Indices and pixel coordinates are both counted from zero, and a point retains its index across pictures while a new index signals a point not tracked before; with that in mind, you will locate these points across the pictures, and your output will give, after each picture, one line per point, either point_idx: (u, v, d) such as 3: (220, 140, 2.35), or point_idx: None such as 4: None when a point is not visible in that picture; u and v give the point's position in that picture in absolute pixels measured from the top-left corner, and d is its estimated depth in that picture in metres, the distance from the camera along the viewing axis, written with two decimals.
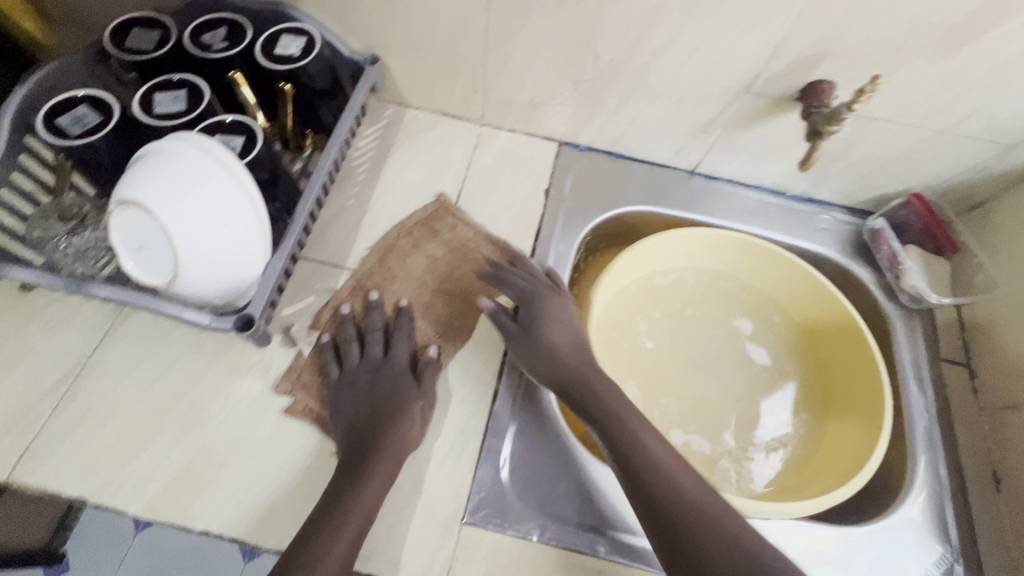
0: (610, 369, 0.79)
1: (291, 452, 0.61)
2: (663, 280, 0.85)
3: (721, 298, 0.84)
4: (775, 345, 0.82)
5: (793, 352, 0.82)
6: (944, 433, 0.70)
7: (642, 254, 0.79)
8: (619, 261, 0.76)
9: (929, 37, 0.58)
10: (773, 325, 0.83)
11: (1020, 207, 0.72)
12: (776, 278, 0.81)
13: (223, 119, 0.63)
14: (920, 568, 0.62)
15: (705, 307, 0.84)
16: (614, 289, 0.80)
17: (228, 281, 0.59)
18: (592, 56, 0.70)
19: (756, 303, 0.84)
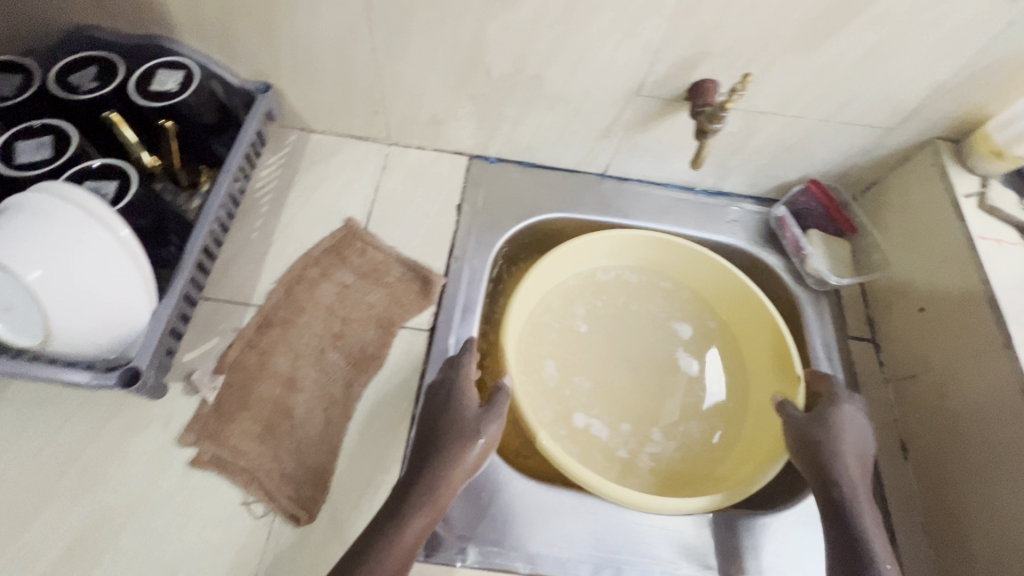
0: (537, 379, 0.77)
1: (198, 505, 0.58)
2: (602, 278, 0.84)
3: (646, 295, 0.84)
4: (701, 338, 0.83)
5: (716, 342, 0.82)
6: None
7: (561, 258, 0.78)
8: (537, 266, 0.75)
9: (794, 32, 0.60)
10: (701, 318, 0.84)
11: (905, 186, 0.76)
12: (696, 271, 0.81)
13: (92, 164, 0.60)
14: None
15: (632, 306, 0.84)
16: (535, 297, 0.79)
17: (111, 334, 0.56)
18: (483, 70, 0.70)
19: (683, 297, 0.84)
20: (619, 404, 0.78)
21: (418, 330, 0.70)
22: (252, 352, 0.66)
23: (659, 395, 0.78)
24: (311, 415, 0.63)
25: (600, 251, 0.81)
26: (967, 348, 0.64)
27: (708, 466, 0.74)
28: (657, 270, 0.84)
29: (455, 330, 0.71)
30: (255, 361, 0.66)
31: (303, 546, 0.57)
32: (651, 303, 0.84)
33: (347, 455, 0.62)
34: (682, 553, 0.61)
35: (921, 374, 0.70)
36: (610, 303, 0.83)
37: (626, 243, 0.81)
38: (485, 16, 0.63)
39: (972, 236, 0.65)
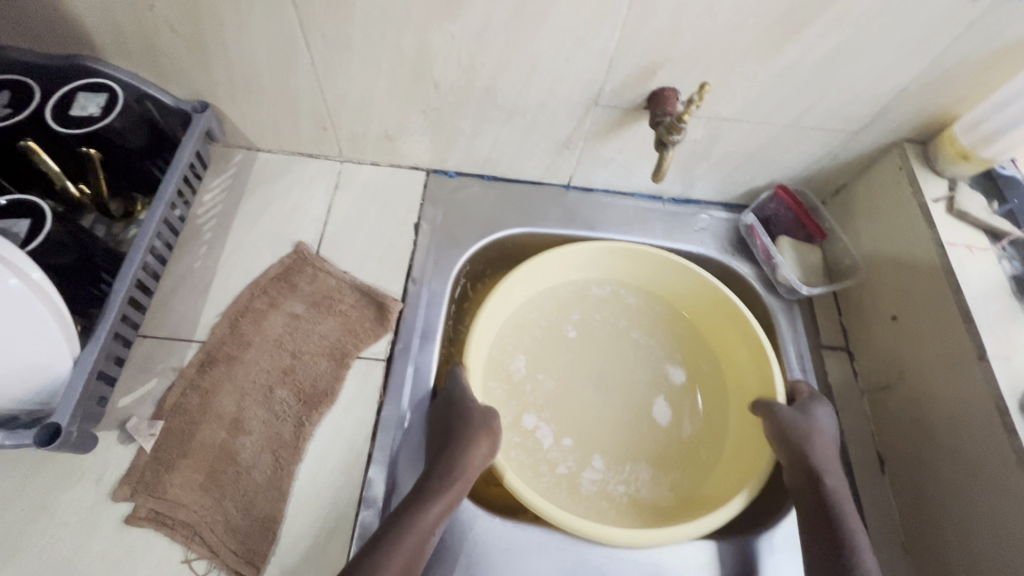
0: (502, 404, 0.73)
1: (133, 566, 0.53)
2: (597, 292, 0.81)
3: (622, 309, 0.81)
4: (680, 352, 0.79)
5: (692, 358, 0.79)
6: None
7: (535, 270, 0.74)
8: (509, 279, 0.71)
9: (751, 38, 0.58)
10: (681, 330, 0.80)
11: (874, 190, 0.74)
12: (673, 282, 0.78)
13: (1, 201, 0.55)
14: None
15: (608, 319, 0.80)
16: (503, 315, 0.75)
17: (28, 386, 0.52)
18: (432, 83, 0.67)
19: (660, 308, 0.81)
20: (591, 425, 0.73)
21: (374, 360, 0.67)
22: (194, 394, 0.62)
23: (631, 414, 0.74)
24: (258, 460, 0.59)
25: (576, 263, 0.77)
26: (937, 364, 0.62)
27: (686, 488, 0.70)
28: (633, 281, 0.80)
29: (413, 359, 0.67)
30: (198, 403, 0.61)
31: None
32: (629, 315, 0.81)
33: (297, 501, 0.58)
34: None
35: (896, 385, 0.68)
36: (585, 316, 0.80)
37: (600, 254, 0.77)
38: (428, 27, 0.59)
39: (944, 243, 0.63)
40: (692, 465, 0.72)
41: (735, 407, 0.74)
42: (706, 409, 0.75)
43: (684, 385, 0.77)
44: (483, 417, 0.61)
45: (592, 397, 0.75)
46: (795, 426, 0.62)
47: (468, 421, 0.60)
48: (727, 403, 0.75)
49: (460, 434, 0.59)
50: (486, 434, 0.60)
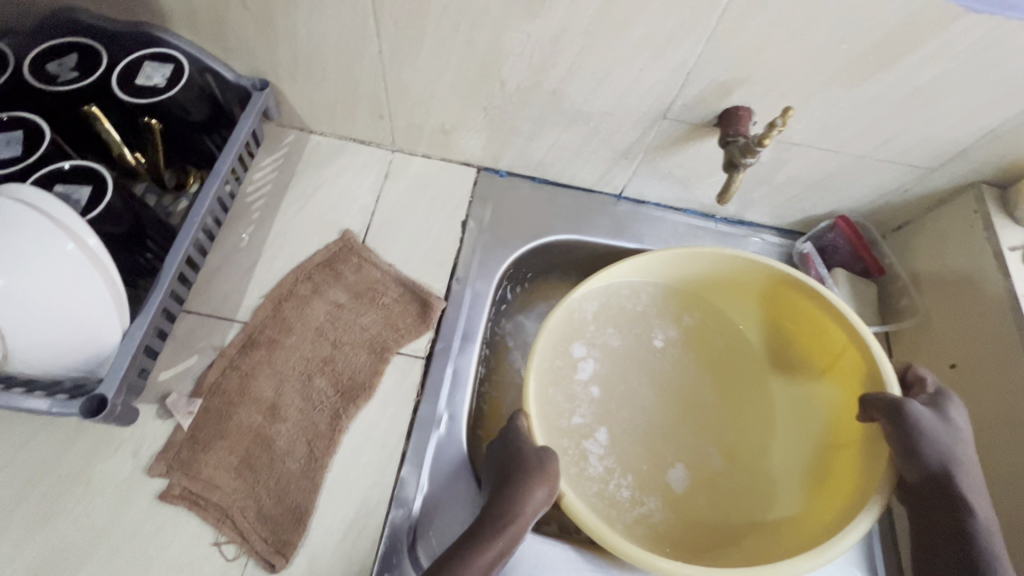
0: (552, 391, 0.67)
1: (164, 542, 0.53)
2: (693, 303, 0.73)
3: (695, 320, 0.74)
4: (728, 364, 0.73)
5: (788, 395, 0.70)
6: None
7: (609, 273, 0.67)
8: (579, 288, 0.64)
9: (840, 64, 0.55)
10: (741, 341, 0.74)
11: (941, 230, 0.71)
12: (768, 294, 0.69)
13: (64, 164, 0.54)
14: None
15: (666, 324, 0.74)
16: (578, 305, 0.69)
17: (78, 354, 0.52)
18: (498, 81, 0.65)
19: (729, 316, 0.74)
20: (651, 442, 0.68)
21: (413, 357, 0.66)
22: (234, 375, 0.61)
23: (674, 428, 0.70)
24: (293, 448, 0.59)
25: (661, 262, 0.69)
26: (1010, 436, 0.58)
27: (733, 517, 0.64)
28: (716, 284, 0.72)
29: (453, 360, 0.66)
30: (237, 384, 0.61)
31: None
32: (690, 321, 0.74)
33: (329, 494, 0.57)
34: None
35: None
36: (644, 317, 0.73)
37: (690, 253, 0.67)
38: (504, 25, 0.58)
39: (1017, 293, 0.61)
40: (733, 489, 0.67)
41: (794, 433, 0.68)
42: (748, 428, 0.70)
43: (727, 396, 0.72)
44: (538, 458, 0.53)
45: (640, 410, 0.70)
46: (929, 439, 0.51)
47: (520, 465, 0.53)
48: (781, 425, 0.69)
49: (511, 479, 0.52)
50: (539, 475, 0.52)
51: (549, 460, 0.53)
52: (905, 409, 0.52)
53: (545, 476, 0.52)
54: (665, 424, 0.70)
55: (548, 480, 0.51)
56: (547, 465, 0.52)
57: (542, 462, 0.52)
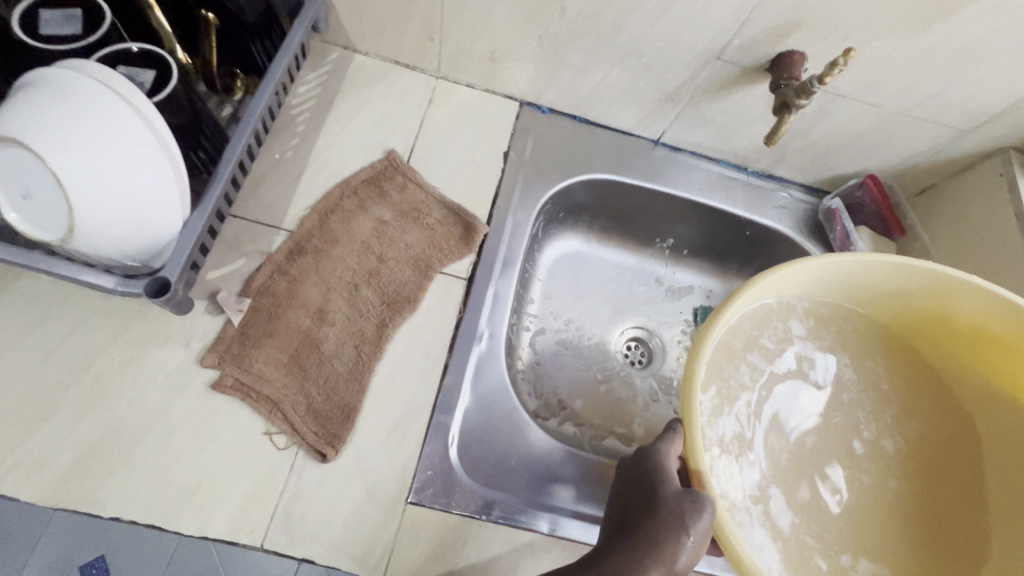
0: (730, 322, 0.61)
1: (217, 429, 0.55)
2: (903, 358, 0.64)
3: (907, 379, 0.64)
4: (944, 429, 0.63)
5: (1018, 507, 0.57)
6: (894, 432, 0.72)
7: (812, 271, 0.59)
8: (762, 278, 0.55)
9: (903, 11, 0.57)
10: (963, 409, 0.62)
11: (966, 192, 0.74)
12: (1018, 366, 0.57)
13: (130, 47, 0.54)
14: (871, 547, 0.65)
15: (864, 367, 0.65)
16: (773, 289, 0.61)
17: (140, 241, 0.52)
18: (558, 7, 0.65)
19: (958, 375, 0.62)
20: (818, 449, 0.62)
21: (456, 278, 0.67)
22: (283, 279, 0.62)
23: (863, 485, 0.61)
24: (341, 351, 0.60)
25: (872, 276, 0.59)
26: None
27: None
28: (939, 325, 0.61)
29: (494, 283, 0.68)
30: (285, 288, 0.62)
31: (325, 484, 0.55)
32: (894, 370, 0.65)
33: (375, 396, 0.59)
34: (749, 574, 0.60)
35: None
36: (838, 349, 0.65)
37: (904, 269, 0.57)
38: None
39: None
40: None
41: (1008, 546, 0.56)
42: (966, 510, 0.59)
43: (936, 467, 0.62)
44: (677, 503, 0.47)
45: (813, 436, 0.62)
46: None
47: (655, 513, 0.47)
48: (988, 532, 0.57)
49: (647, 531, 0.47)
50: (673, 532, 0.45)
51: (688, 514, 0.46)
52: None
53: (683, 535, 0.45)
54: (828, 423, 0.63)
55: (686, 541, 0.45)
56: (689, 525, 0.45)
57: (681, 516, 0.46)
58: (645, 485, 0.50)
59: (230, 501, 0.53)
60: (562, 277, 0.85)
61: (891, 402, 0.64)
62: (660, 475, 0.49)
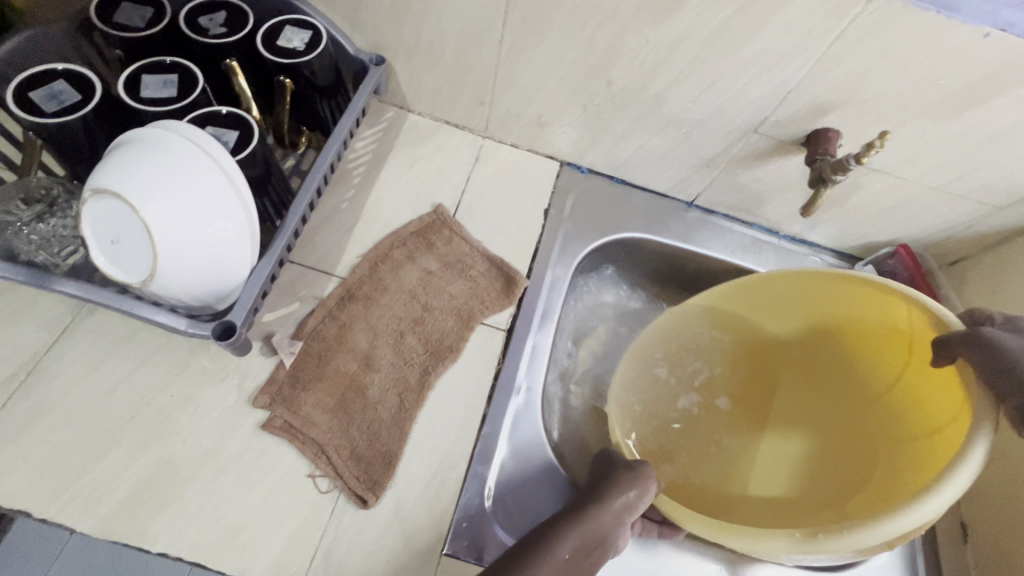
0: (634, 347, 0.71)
1: (264, 469, 0.57)
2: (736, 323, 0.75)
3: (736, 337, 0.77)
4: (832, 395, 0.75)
5: (786, 395, 0.79)
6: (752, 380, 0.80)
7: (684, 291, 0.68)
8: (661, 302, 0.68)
9: (937, 98, 0.59)
10: (825, 375, 0.76)
11: (998, 267, 0.76)
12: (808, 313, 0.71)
13: (218, 110, 0.59)
14: None
15: (767, 361, 0.79)
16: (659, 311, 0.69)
17: (210, 287, 0.56)
18: (604, 80, 0.69)
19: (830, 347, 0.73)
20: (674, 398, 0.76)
21: (496, 329, 0.69)
22: (333, 324, 0.65)
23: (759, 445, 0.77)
24: (385, 398, 0.62)
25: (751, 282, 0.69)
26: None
27: (732, 488, 0.74)
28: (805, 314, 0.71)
29: (533, 336, 0.70)
30: (335, 333, 0.65)
31: (365, 530, 0.55)
32: (795, 356, 0.77)
33: (415, 443, 0.61)
34: None
35: (994, 457, 0.68)
36: (750, 347, 0.78)
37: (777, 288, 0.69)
38: (626, 29, 0.62)
39: None
40: (732, 467, 0.76)
41: (795, 428, 0.78)
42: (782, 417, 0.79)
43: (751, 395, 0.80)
44: (633, 465, 0.59)
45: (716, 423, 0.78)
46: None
47: (615, 469, 0.58)
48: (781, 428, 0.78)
49: (609, 480, 0.56)
50: (631, 477, 0.57)
51: (641, 468, 0.58)
52: (981, 333, 0.50)
53: (639, 482, 0.57)
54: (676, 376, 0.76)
55: (642, 484, 0.56)
56: (645, 479, 0.57)
57: (635, 470, 0.58)
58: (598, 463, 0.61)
59: (271, 542, 0.54)
60: (597, 327, 0.86)
61: (789, 384, 0.79)
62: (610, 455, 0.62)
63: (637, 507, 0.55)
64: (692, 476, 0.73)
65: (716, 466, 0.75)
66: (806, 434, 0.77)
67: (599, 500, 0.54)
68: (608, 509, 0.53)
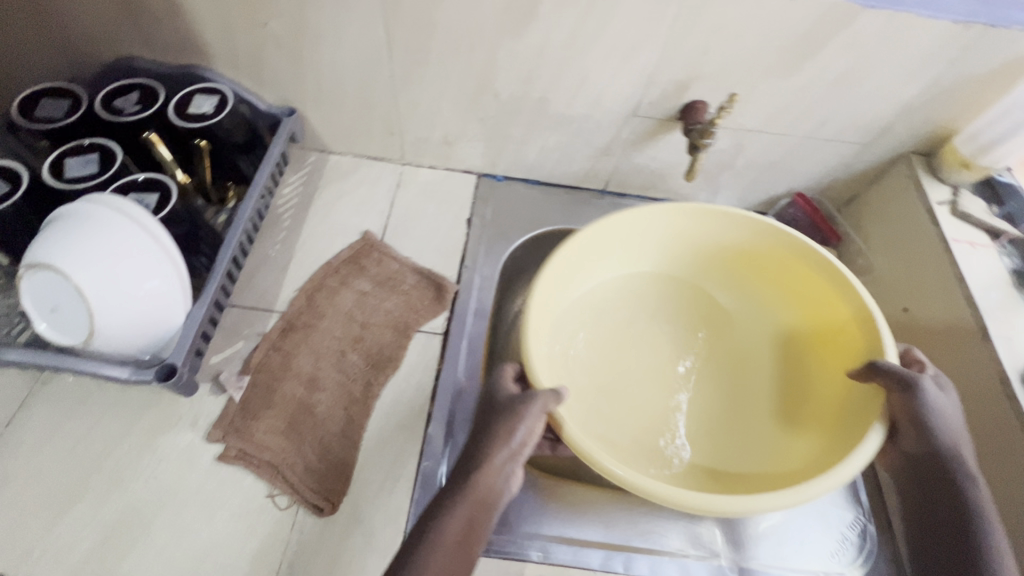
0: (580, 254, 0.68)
1: (224, 498, 0.60)
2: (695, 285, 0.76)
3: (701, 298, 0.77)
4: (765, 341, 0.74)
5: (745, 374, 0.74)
6: (711, 345, 0.76)
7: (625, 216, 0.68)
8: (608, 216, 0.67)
9: (774, 57, 0.67)
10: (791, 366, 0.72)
11: (882, 199, 0.82)
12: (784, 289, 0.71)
13: (138, 177, 0.65)
14: (849, 513, 0.67)
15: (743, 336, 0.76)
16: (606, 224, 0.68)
17: (149, 337, 0.61)
18: (492, 93, 0.77)
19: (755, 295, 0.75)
20: (614, 336, 0.74)
21: (432, 334, 0.74)
22: (277, 354, 0.70)
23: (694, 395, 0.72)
24: (333, 413, 0.66)
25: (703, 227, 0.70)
26: (944, 343, 0.68)
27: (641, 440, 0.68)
28: (726, 248, 0.73)
29: (468, 335, 0.75)
30: (280, 361, 0.69)
31: (325, 537, 0.59)
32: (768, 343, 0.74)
33: (366, 450, 0.65)
34: (690, 542, 0.62)
35: None
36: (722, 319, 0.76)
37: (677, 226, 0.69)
38: (496, 45, 0.70)
39: (947, 239, 0.70)
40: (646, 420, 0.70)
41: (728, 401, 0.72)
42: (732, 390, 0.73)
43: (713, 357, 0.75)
44: (518, 399, 0.51)
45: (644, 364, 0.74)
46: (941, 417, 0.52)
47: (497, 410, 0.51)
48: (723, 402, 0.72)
49: (490, 424, 0.50)
50: (512, 415, 0.50)
51: (525, 401, 0.50)
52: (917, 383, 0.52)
53: (520, 418, 0.49)
54: (624, 321, 0.75)
55: (525, 420, 0.49)
56: (528, 412, 0.50)
57: (518, 404, 0.50)
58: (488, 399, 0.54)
59: (238, 563, 0.57)
60: None
61: (756, 361, 0.74)
62: (494, 394, 0.54)
63: (522, 449, 0.49)
64: (600, 421, 0.68)
65: (634, 414, 0.70)
66: (746, 418, 0.70)
67: (477, 460, 0.48)
68: (489, 467, 0.47)
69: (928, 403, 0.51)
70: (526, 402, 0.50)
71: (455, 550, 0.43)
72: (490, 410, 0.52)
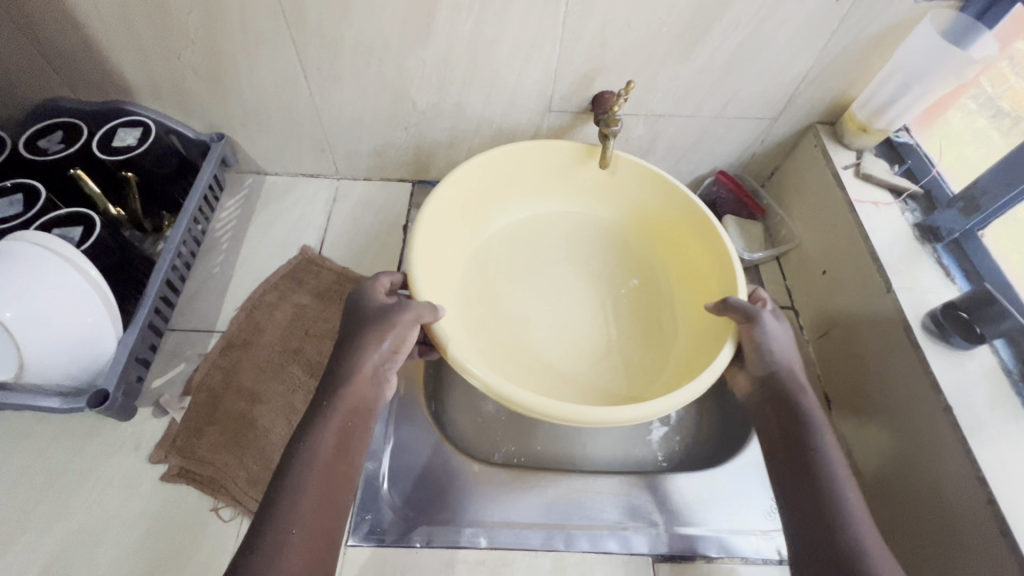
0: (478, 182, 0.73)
1: (169, 515, 0.62)
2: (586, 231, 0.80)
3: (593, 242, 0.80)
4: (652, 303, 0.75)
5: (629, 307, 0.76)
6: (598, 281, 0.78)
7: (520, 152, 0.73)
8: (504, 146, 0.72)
9: (667, 44, 0.70)
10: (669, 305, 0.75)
11: (797, 169, 0.86)
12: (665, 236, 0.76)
13: (61, 212, 0.67)
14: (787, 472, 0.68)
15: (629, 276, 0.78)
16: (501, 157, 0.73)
17: (80, 364, 0.62)
18: (410, 102, 0.79)
19: (652, 266, 0.78)
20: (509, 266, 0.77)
21: None
22: (217, 371, 0.71)
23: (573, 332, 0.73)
24: (274, 424, 0.68)
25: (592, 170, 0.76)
26: (857, 299, 0.71)
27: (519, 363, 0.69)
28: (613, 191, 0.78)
29: None
30: (221, 379, 0.71)
31: None
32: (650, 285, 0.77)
33: None
34: (628, 514, 0.64)
35: (830, 331, 0.77)
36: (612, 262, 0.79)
37: (586, 150, 0.74)
38: (403, 55, 0.72)
39: (852, 200, 0.74)
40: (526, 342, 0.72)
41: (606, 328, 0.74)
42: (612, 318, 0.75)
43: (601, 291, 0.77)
44: (388, 312, 0.53)
45: (532, 295, 0.75)
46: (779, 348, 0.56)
47: (365, 322, 0.53)
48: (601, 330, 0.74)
49: (358, 335, 0.52)
50: (380, 325, 0.53)
51: (394, 313, 0.53)
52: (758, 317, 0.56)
53: (388, 329, 0.53)
54: (520, 258, 0.78)
55: (393, 332, 0.53)
56: (395, 322, 0.53)
57: (386, 316, 0.53)
58: (352, 309, 0.56)
59: None
60: None
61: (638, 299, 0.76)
62: (361, 303, 0.56)
63: (390, 357, 0.53)
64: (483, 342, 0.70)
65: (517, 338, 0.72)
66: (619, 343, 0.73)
67: (350, 373, 0.50)
68: (358, 377, 0.50)
69: (766, 335, 0.56)
70: (399, 316, 0.53)
71: (330, 460, 0.46)
72: (357, 320, 0.54)
